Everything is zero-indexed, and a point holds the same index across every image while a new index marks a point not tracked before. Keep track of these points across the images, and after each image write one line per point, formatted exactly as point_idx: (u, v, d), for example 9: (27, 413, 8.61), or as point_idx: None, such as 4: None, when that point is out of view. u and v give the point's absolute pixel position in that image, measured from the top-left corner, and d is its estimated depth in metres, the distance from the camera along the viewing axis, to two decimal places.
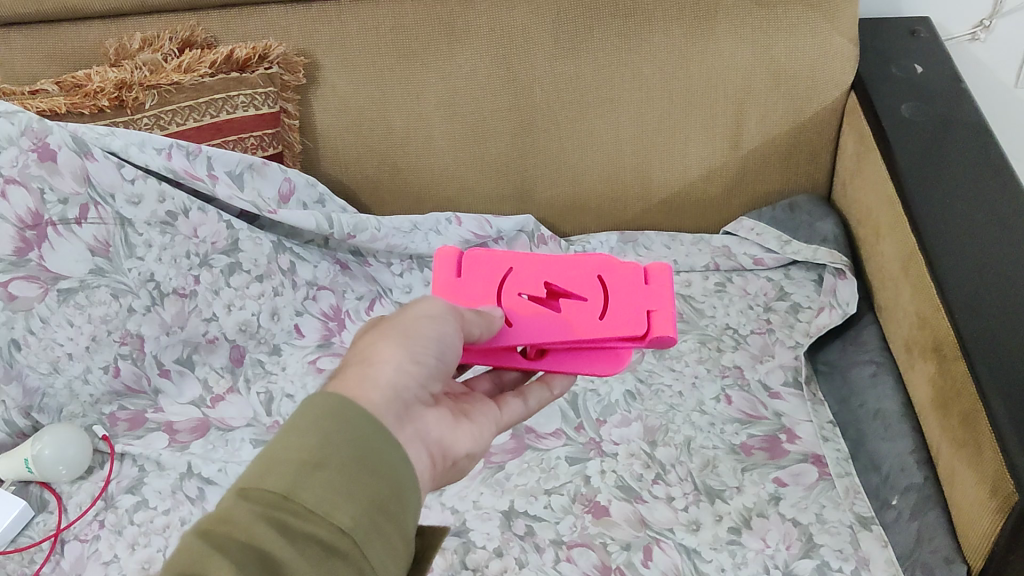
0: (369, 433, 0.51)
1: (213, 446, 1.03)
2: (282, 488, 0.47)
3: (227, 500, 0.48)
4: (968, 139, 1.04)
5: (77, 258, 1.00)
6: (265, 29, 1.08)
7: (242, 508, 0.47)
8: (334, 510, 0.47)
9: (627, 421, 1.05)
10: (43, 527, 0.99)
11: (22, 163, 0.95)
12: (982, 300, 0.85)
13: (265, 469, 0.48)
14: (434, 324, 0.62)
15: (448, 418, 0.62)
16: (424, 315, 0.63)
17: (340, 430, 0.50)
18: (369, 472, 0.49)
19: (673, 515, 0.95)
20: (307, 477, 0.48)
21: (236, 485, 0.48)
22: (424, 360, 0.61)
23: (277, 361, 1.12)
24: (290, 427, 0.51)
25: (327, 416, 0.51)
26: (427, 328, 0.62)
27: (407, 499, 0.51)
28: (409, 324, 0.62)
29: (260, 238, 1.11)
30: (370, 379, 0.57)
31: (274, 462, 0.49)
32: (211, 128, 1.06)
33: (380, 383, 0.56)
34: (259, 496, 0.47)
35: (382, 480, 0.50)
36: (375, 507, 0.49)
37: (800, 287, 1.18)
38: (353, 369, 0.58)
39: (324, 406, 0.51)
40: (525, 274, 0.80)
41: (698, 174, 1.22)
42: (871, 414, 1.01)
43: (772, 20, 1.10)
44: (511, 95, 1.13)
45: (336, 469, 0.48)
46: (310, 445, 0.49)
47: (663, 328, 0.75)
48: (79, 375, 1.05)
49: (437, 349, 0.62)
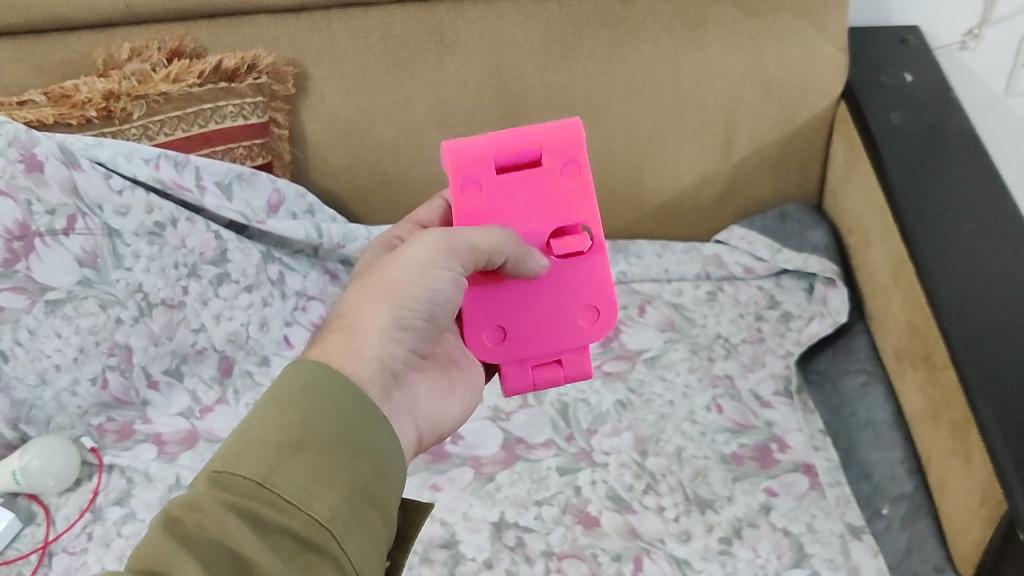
0: (346, 417, 0.57)
1: (202, 457, 1.04)
2: (260, 473, 0.52)
3: (200, 483, 0.52)
4: (957, 148, 1.05)
5: (65, 268, 1.00)
6: (254, 38, 1.07)
7: (215, 495, 0.51)
8: (311, 500, 0.52)
9: (617, 431, 1.04)
10: (31, 539, 0.98)
11: (10, 174, 0.95)
12: (970, 308, 0.85)
13: (240, 452, 0.53)
14: (428, 280, 0.68)
15: (435, 390, 0.73)
16: (416, 266, 0.68)
17: (317, 416, 0.56)
18: (345, 461, 0.54)
19: (663, 525, 0.94)
20: (284, 467, 0.52)
21: (210, 465, 0.53)
22: (412, 325, 0.68)
23: (267, 372, 1.12)
24: (268, 403, 0.56)
25: (303, 396, 0.56)
26: (420, 282, 0.68)
27: (385, 481, 0.57)
28: (400, 278, 0.67)
29: (249, 248, 1.11)
30: (356, 351, 0.64)
31: (251, 444, 0.53)
32: (199, 138, 1.06)
33: (365, 355, 0.64)
34: (234, 483, 0.52)
35: (358, 466, 0.55)
36: (352, 494, 0.54)
37: (791, 295, 1.18)
38: (339, 336, 0.65)
39: (300, 392, 0.57)
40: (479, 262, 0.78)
41: (689, 182, 1.22)
42: (863, 423, 1.01)
43: (762, 29, 1.11)
44: (500, 104, 1.13)
45: (312, 455, 0.53)
46: (289, 429, 0.54)
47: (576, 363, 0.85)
48: (67, 387, 1.04)
49: (428, 309, 0.69)
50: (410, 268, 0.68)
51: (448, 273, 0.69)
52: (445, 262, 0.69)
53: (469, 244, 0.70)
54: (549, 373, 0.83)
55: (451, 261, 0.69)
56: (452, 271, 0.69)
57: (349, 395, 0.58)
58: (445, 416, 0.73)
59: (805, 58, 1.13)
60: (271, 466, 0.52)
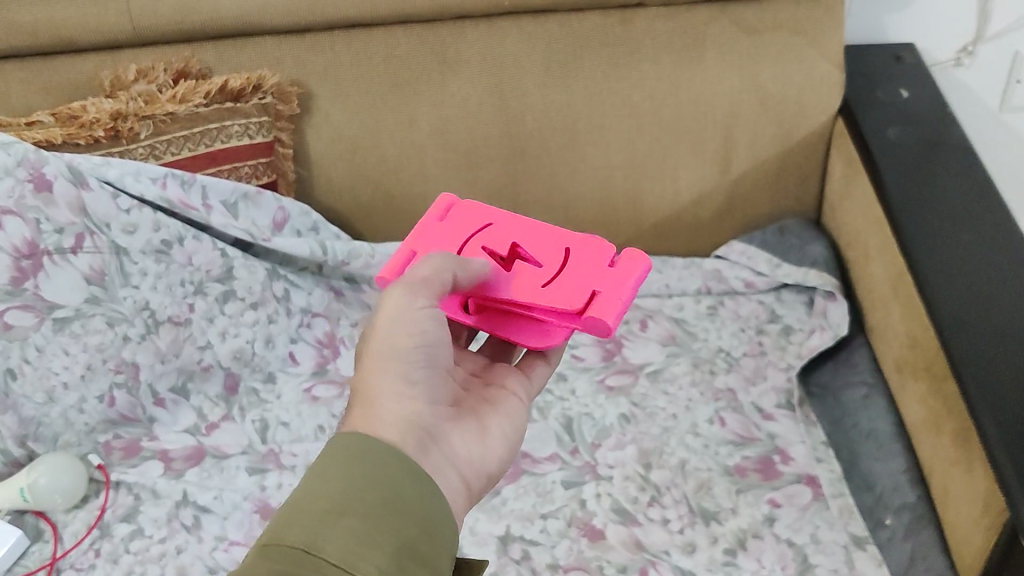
0: (390, 481, 0.59)
1: (208, 474, 1.04)
2: (305, 541, 0.53)
3: (249, 560, 0.53)
4: (954, 162, 1.07)
5: (73, 287, 1.01)
6: (260, 59, 1.09)
7: (262, 567, 0.52)
8: (357, 561, 0.53)
9: (621, 445, 1.05)
10: (39, 555, 0.98)
11: (18, 195, 0.96)
12: (971, 318, 0.86)
13: (286, 525, 0.54)
14: (415, 329, 0.69)
15: (469, 435, 0.72)
16: (396, 323, 0.69)
17: (359, 484, 0.57)
18: (390, 521, 0.56)
19: (668, 537, 0.95)
20: (326, 531, 0.54)
21: (258, 542, 0.54)
22: (419, 377, 0.70)
23: (272, 389, 1.13)
24: (314, 477, 0.58)
25: (342, 468, 0.58)
26: (408, 334, 0.69)
27: (432, 537, 0.58)
28: (392, 342, 0.69)
29: (255, 266, 1.12)
30: (379, 416, 0.66)
31: (297, 515, 0.55)
32: (205, 156, 1.08)
33: (389, 419, 0.66)
34: (280, 552, 0.53)
35: (403, 526, 0.56)
36: (399, 553, 0.55)
37: (791, 309, 1.19)
38: (358, 410, 0.67)
39: (340, 463, 0.59)
40: (500, 228, 0.84)
41: (688, 199, 1.23)
42: (864, 434, 1.02)
43: (760, 48, 1.13)
44: (502, 122, 1.14)
45: (355, 519, 0.55)
46: (332, 497, 0.56)
47: (600, 311, 0.74)
48: (74, 405, 1.04)
49: (428, 357, 0.70)
50: (391, 322, 0.69)
51: (426, 310, 0.70)
52: (418, 308, 0.70)
53: (431, 280, 0.71)
54: (609, 282, 0.77)
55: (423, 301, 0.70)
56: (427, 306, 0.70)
57: (389, 460, 0.60)
58: (488, 454, 0.73)
59: (802, 75, 1.15)
60: (313, 532, 0.54)
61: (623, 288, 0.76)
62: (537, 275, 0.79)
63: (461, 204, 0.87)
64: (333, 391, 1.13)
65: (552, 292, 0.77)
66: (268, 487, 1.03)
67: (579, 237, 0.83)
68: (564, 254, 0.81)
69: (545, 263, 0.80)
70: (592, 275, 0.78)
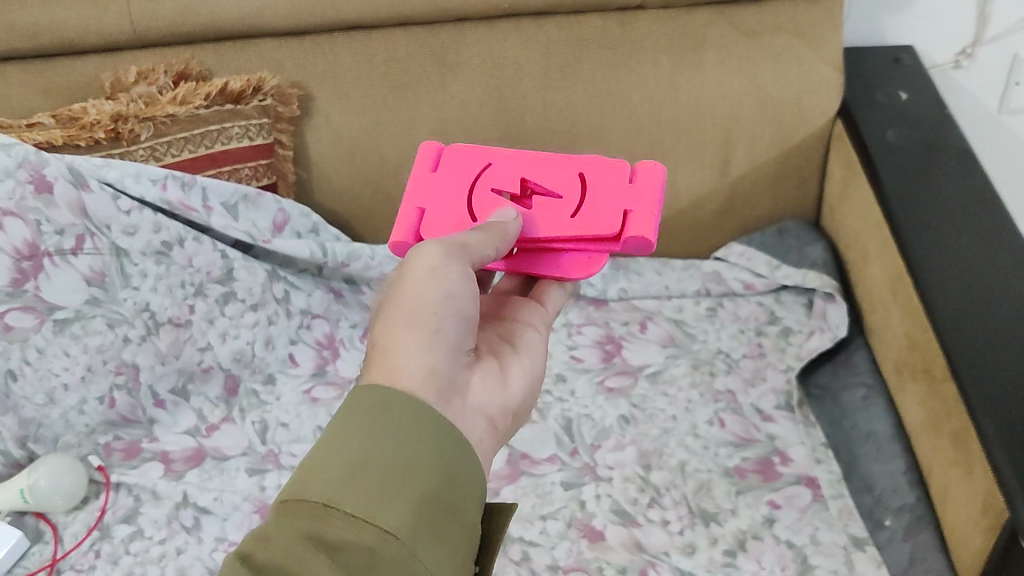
0: (415, 428, 0.58)
1: (209, 475, 1.04)
2: (326, 496, 0.53)
3: (272, 517, 0.54)
4: (952, 164, 1.07)
5: (74, 288, 1.01)
6: (260, 62, 1.09)
7: (285, 527, 0.53)
8: (378, 514, 0.53)
9: (620, 446, 1.05)
10: (40, 557, 0.98)
11: (19, 196, 0.96)
12: (969, 320, 0.86)
13: (308, 479, 0.55)
14: (439, 284, 0.67)
15: (494, 382, 0.70)
16: (424, 277, 0.67)
17: (383, 432, 0.57)
18: (413, 471, 0.55)
19: (668, 538, 0.95)
20: (347, 488, 0.54)
21: (281, 499, 0.55)
22: (447, 327, 0.67)
23: (272, 391, 1.13)
24: (336, 427, 0.58)
25: (364, 419, 0.57)
26: (433, 287, 0.67)
27: (458, 484, 0.57)
28: (415, 293, 0.67)
29: (255, 268, 1.12)
30: (399, 363, 0.63)
31: (319, 469, 0.55)
32: (206, 158, 1.08)
33: (409, 364, 0.63)
34: (302, 509, 0.53)
35: (426, 475, 0.56)
36: (423, 502, 0.54)
37: (791, 311, 1.19)
38: (378, 358, 0.64)
39: (364, 409, 0.58)
40: (501, 169, 0.83)
41: (688, 201, 1.23)
42: (864, 436, 1.03)
43: (759, 50, 1.13)
44: (503, 124, 1.14)
45: (377, 472, 0.55)
46: (354, 451, 0.55)
47: (643, 228, 0.75)
48: (75, 406, 1.05)
49: (455, 309, 0.67)
50: (424, 281, 0.67)
51: (454, 268, 0.68)
52: (445, 265, 0.68)
53: (471, 250, 0.70)
54: (635, 195, 0.78)
55: (451, 261, 0.68)
56: (455, 266, 0.68)
57: (414, 407, 0.59)
58: (512, 400, 0.70)
59: (802, 78, 1.15)
60: (334, 488, 0.54)
61: (649, 201, 0.77)
62: (561, 206, 0.79)
63: (450, 149, 0.85)
64: (333, 392, 1.13)
65: (586, 219, 0.77)
66: (268, 487, 1.03)
67: (585, 159, 0.82)
68: (579, 178, 0.80)
69: (564, 192, 0.80)
70: (615, 191, 0.78)
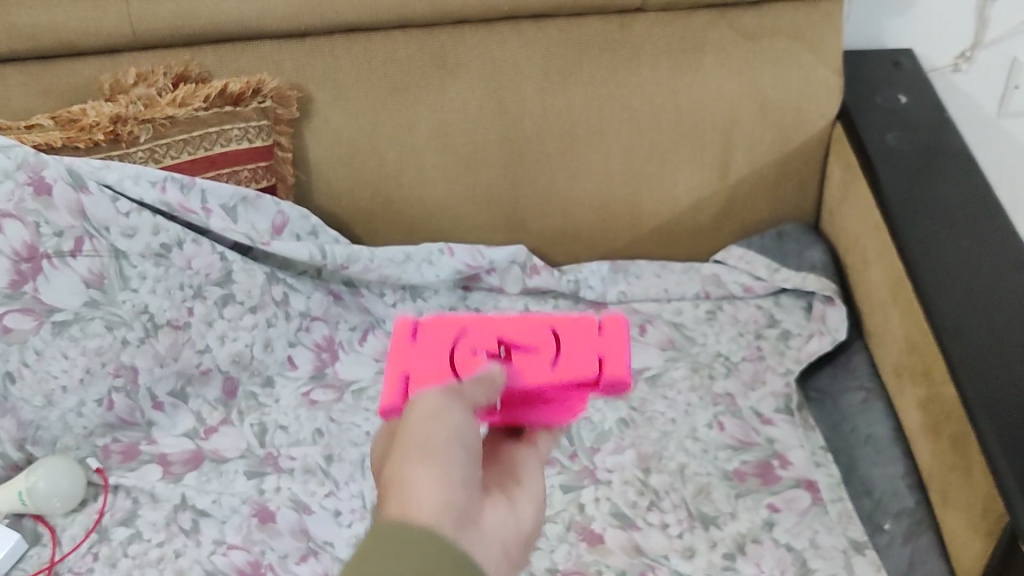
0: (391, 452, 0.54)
1: (207, 478, 1.04)
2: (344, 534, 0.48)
3: None
4: (952, 168, 1.07)
5: (72, 290, 1.01)
6: (259, 64, 1.09)
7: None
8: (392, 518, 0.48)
9: (620, 449, 1.05)
10: (38, 559, 0.98)
11: (17, 198, 0.96)
12: (969, 323, 0.86)
13: None
14: (446, 425, 0.54)
15: (505, 515, 0.57)
16: (427, 414, 0.54)
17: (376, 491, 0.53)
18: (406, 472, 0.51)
19: (667, 542, 0.95)
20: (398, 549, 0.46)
21: None
22: (458, 454, 0.54)
23: (271, 393, 1.13)
24: None
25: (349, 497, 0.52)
26: (440, 426, 0.54)
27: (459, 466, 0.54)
28: (424, 433, 0.53)
29: (254, 270, 1.11)
30: (413, 490, 0.50)
31: None
32: (205, 160, 1.07)
33: (423, 486, 0.50)
34: None
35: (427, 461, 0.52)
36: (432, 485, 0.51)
37: (790, 314, 1.19)
38: (388, 494, 0.51)
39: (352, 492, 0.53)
40: (478, 330, 0.68)
41: (688, 204, 1.23)
42: (863, 439, 1.02)
43: (759, 53, 1.13)
44: (503, 127, 1.14)
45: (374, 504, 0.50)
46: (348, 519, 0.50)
47: (621, 370, 0.65)
48: (73, 408, 1.04)
49: (466, 453, 0.54)
50: (427, 416, 0.54)
51: (461, 416, 0.55)
52: (454, 414, 0.55)
53: (468, 396, 0.58)
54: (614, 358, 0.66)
55: (458, 409, 0.55)
56: (459, 413, 0.55)
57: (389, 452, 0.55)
58: (527, 525, 0.59)
59: (802, 81, 1.15)
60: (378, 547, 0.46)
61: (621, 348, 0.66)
62: (540, 359, 0.66)
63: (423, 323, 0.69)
64: (331, 395, 1.13)
65: (569, 369, 0.65)
66: (268, 490, 1.03)
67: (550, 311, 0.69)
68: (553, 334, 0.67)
69: (540, 345, 0.67)
70: (590, 344, 0.66)
